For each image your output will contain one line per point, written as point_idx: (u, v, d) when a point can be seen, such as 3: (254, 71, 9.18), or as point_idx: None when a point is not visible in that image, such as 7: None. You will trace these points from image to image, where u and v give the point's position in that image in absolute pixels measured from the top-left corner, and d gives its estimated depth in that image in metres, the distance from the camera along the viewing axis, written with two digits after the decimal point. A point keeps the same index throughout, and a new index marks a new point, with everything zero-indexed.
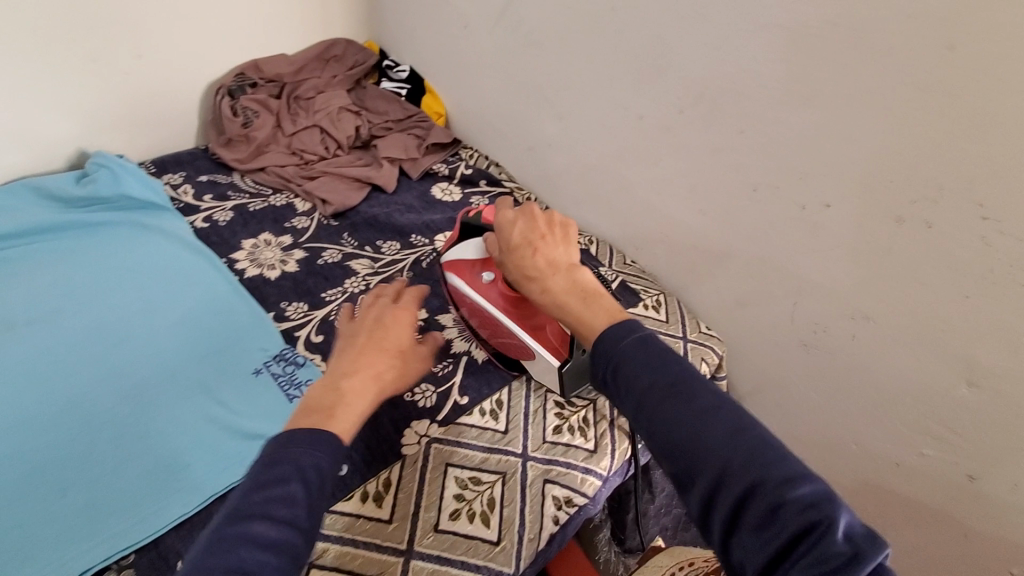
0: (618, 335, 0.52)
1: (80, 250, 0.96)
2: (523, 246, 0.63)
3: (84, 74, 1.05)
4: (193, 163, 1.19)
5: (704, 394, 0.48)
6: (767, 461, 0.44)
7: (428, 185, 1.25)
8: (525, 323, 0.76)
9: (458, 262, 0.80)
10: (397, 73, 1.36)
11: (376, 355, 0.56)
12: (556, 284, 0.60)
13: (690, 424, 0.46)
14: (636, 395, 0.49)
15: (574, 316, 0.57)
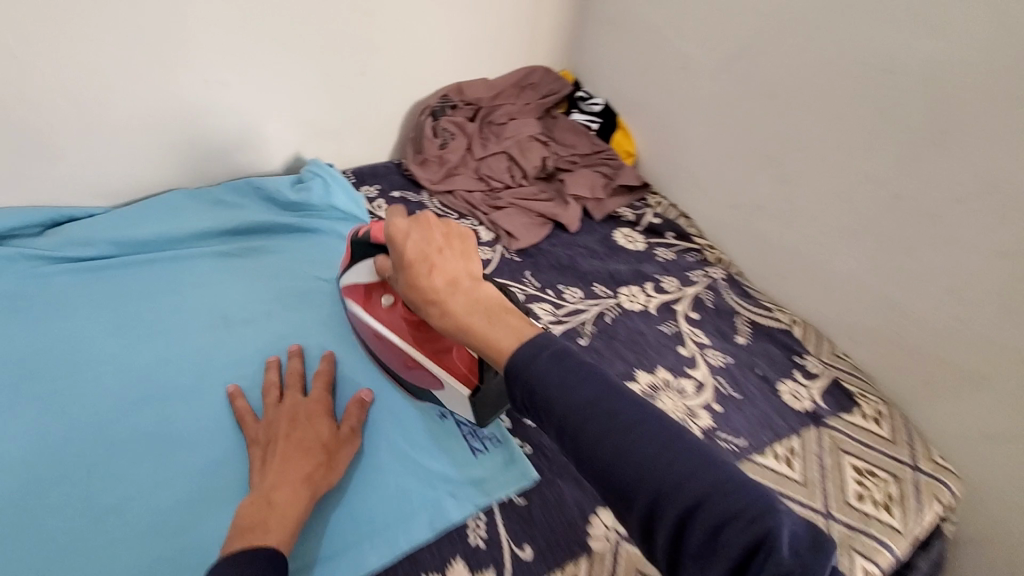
0: (534, 352, 0.51)
1: (290, 254, 1.00)
2: (422, 263, 0.60)
3: (315, 86, 1.07)
4: (388, 177, 1.21)
5: (615, 406, 0.48)
6: (712, 479, 0.43)
7: (609, 230, 1.17)
8: (426, 349, 0.76)
9: (356, 286, 0.83)
10: (591, 106, 1.30)
11: (300, 456, 0.66)
12: (454, 306, 0.58)
13: (636, 448, 0.45)
14: (555, 410, 0.48)
15: (473, 334, 0.56)
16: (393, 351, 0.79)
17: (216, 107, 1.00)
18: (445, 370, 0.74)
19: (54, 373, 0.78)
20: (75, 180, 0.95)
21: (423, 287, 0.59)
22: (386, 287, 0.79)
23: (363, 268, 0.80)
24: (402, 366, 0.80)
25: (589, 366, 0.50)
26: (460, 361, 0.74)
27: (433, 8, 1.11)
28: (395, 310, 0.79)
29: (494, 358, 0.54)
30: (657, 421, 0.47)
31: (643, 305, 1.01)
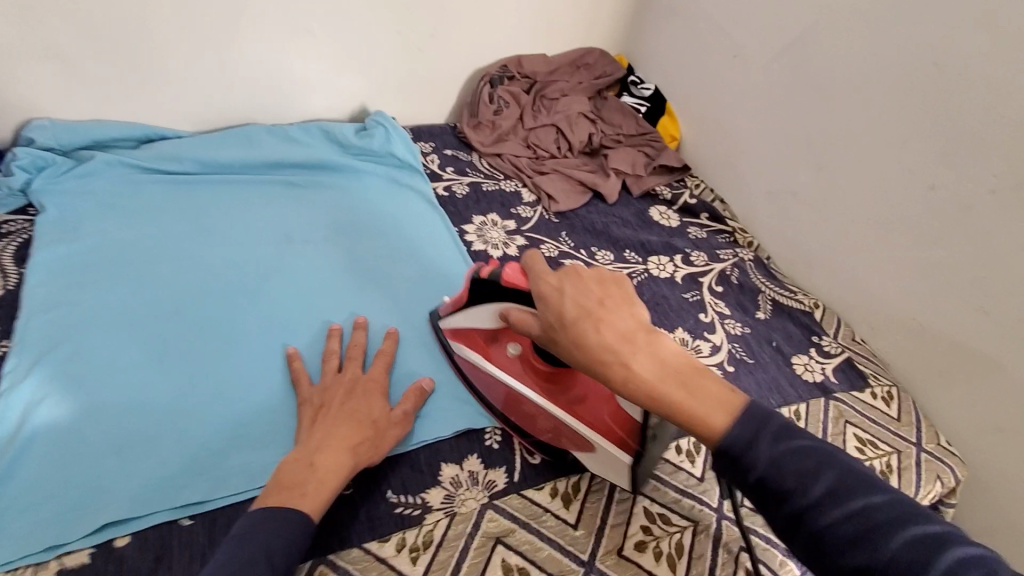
0: (745, 431, 0.51)
1: (348, 191, 1.09)
2: (585, 318, 0.57)
3: (390, 44, 1.17)
4: (442, 137, 1.30)
5: (790, 448, 0.50)
6: (912, 519, 0.45)
7: (646, 205, 1.22)
8: (558, 400, 0.72)
9: (472, 332, 0.78)
10: (642, 90, 1.36)
11: (350, 426, 0.66)
12: (641, 364, 0.55)
13: (856, 498, 0.47)
14: (750, 460, 0.51)
15: (670, 408, 0.54)
16: (527, 410, 0.74)
17: (299, 52, 1.10)
18: (591, 428, 0.69)
19: (139, 260, 0.89)
20: (170, 104, 1.06)
21: (593, 350, 0.56)
22: (513, 335, 0.74)
23: (476, 316, 0.75)
24: (524, 420, 0.75)
25: (758, 410, 0.53)
26: (601, 417, 0.69)
27: None
28: (521, 359, 0.75)
29: (695, 428, 0.54)
30: (850, 464, 0.49)
31: (669, 274, 1.06)
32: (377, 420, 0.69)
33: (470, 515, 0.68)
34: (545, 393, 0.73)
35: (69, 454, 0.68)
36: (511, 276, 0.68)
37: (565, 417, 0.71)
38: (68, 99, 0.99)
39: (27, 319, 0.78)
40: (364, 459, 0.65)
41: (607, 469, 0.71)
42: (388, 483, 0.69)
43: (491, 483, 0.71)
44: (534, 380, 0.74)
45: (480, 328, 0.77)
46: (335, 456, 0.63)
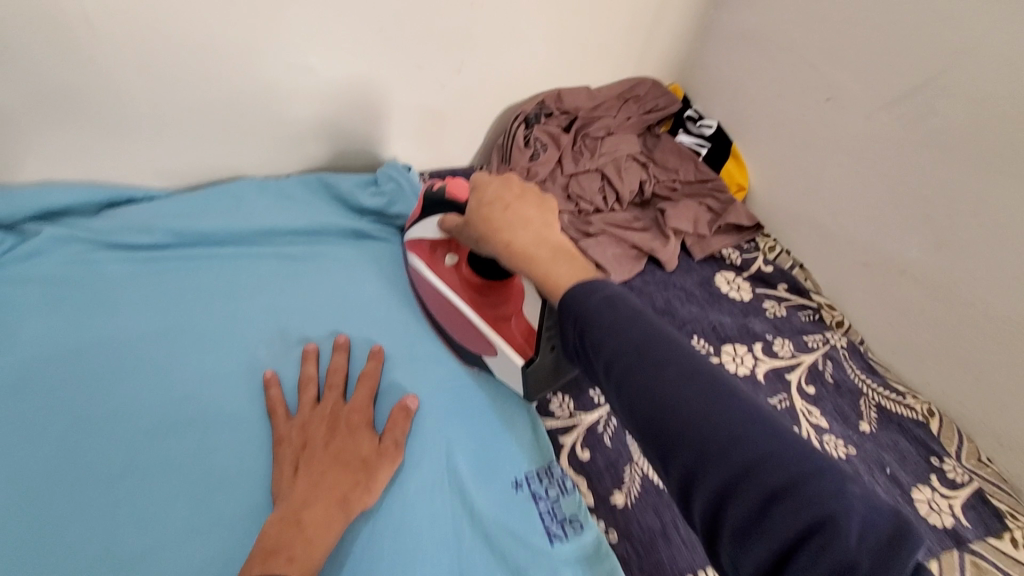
0: (586, 293, 0.51)
1: (357, 264, 0.90)
2: (489, 205, 0.63)
3: (408, 82, 0.97)
4: (468, 185, 1.10)
5: (681, 358, 0.45)
6: (782, 453, 0.38)
7: (710, 272, 1.03)
8: (484, 309, 0.76)
9: (421, 242, 0.81)
10: (702, 128, 1.15)
11: (339, 474, 0.60)
12: (522, 239, 0.60)
13: (694, 407, 0.42)
14: (618, 347, 0.46)
15: (543, 273, 0.58)
16: (438, 293, 0.80)
17: (297, 95, 0.91)
18: (504, 340, 0.72)
19: (92, 375, 0.70)
20: (143, 159, 0.87)
21: (499, 232, 0.61)
22: (452, 245, 0.78)
23: (430, 226, 0.78)
24: (443, 315, 0.80)
25: (628, 307, 0.49)
26: (517, 327, 0.73)
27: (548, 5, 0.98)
28: (457, 271, 0.79)
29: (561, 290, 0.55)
30: (669, 351, 0.46)
31: (748, 370, 0.87)
32: (369, 461, 0.62)
33: None
34: (476, 301, 0.76)
35: None
36: (453, 188, 0.73)
37: (482, 324, 0.75)
38: (13, 159, 0.80)
39: None
40: (355, 508, 0.59)
41: (510, 376, 0.74)
42: None
43: None
44: (467, 284, 0.77)
45: (428, 238, 0.80)
46: (323, 515, 0.56)
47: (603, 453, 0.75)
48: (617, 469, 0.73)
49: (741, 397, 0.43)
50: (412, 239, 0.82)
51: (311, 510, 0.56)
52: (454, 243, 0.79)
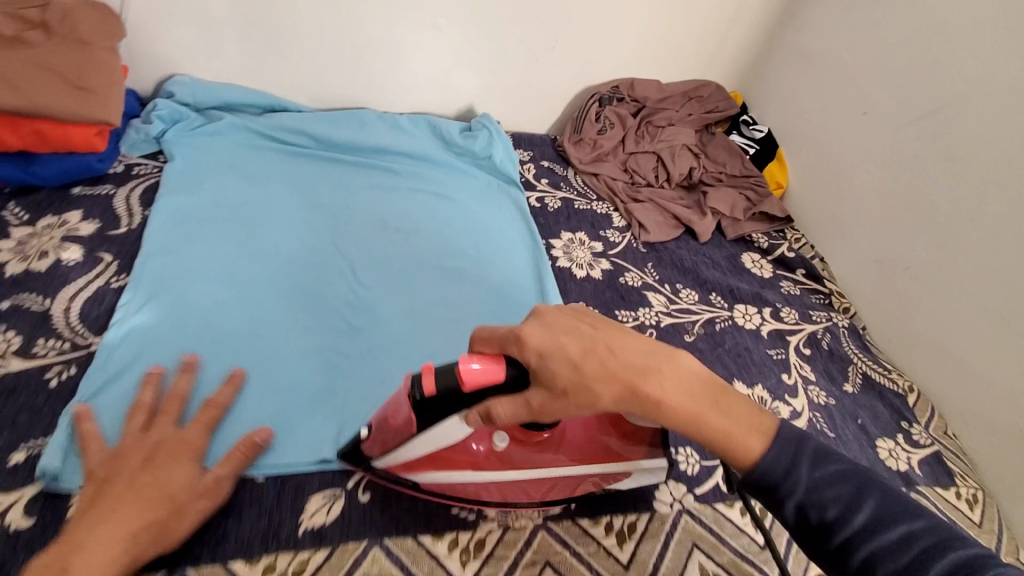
0: (747, 431, 0.51)
1: (445, 186, 1.11)
2: (594, 359, 0.50)
3: (511, 52, 1.18)
4: (541, 147, 1.29)
5: (832, 469, 0.48)
6: (936, 548, 0.43)
7: (739, 250, 1.17)
8: (548, 453, 0.64)
9: (411, 462, 0.62)
10: (754, 131, 1.31)
11: (136, 507, 0.54)
12: (672, 390, 0.50)
13: (872, 521, 0.45)
14: (790, 487, 0.48)
15: (712, 429, 0.50)
16: (487, 491, 0.65)
17: (422, 47, 1.13)
18: (595, 467, 0.65)
19: (244, 220, 0.93)
20: (298, 78, 1.11)
21: (606, 393, 0.50)
22: (486, 432, 0.61)
23: (436, 438, 0.58)
24: (470, 495, 0.65)
25: (790, 430, 0.51)
26: (580, 431, 0.65)
27: (636, 4, 1.18)
28: (495, 451, 0.62)
29: (738, 459, 0.50)
30: (838, 476, 0.48)
31: (755, 326, 1.01)
32: (176, 509, 0.56)
33: (522, 534, 0.67)
34: (544, 458, 0.63)
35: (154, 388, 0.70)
36: (481, 376, 0.53)
37: (574, 467, 0.64)
38: (210, 57, 1.04)
39: (144, 257, 0.82)
40: (153, 544, 0.54)
41: (633, 481, 0.69)
42: None
43: (547, 503, 0.69)
44: (529, 448, 0.63)
45: (434, 446, 0.60)
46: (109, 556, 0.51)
47: None
48: None
49: (875, 482, 0.47)
50: (389, 454, 0.62)
51: (98, 538, 0.51)
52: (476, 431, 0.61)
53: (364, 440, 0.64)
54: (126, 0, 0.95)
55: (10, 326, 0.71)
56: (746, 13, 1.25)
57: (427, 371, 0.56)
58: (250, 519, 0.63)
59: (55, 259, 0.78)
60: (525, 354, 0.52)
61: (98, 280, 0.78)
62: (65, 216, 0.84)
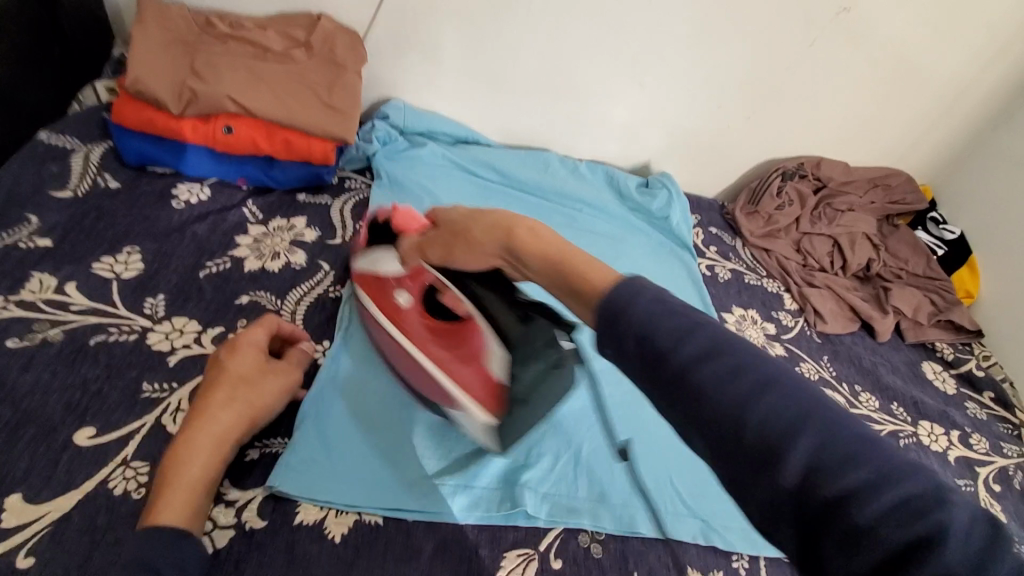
0: (680, 339, 0.39)
1: (621, 240, 1.10)
2: (492, 229, 0.57)
3: (703, 116, 1.17)
4: (709, 212, 1.26)
5: (801, 401, 0.36)
6: (862, 463, 0.34)
7: (919, 358, 1.10)
8: (400, 323, 0.69)
9: (371, 275, 0.72)
10: (944, 231, 1.22)
11: (220, 401, 0.61)
12: (544, 230, 0.53)
13: (774, 413, 0.36)
14: (680, 366, 0.39)
15: (582, 260, 0.49)
16: (405, 364, 0.69)
17: (620, 100, 1.14)
18: (458, 388, 0.63)
19: None
20: (496, 115, 1.16)
21: (489, 242, 0.58)
22: (410, 281, 0.68)
23: (385, 261, 0.70)
24: (394, 353, 0.71)
25: (699, 327, 0.40)
26: (479, 384, 0.63)
27: (849, 84, 1.14)
28: (412, 309, 0.68)
29: (586, 287, 0.47)
30: (800, 397, 0.36)
31: (942, 449, 0.94)
32: (252, 402, 0.62)
33: None
34: (428, 339, 0.67)
35: (370, 413, 0.71)
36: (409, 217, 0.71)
37: (430, 367, 0.66)
38: (424, 87, 1.10)
39: None
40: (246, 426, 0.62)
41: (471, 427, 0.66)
42: (636, 564, 0.67)
43: None
44: (429, 324, 0.68)
45: (378, 270, 0.71)
46: (207, 455, 0.58)
47: None
48: None
49: (825, 405, 0.36)
50: (361, 270, 0.74)
51: (192, 440, 0.58)
52: (409, 274, 0.68)
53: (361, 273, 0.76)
54: (370, 28, 1.02)
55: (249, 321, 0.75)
56: (958, 108, 1.18)
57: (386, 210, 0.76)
58: (455, 567, 0.62)
59: (286, 262, 0.84)
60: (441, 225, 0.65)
61: (319, 288, 0.83)
62: (293, 221, 0.90)
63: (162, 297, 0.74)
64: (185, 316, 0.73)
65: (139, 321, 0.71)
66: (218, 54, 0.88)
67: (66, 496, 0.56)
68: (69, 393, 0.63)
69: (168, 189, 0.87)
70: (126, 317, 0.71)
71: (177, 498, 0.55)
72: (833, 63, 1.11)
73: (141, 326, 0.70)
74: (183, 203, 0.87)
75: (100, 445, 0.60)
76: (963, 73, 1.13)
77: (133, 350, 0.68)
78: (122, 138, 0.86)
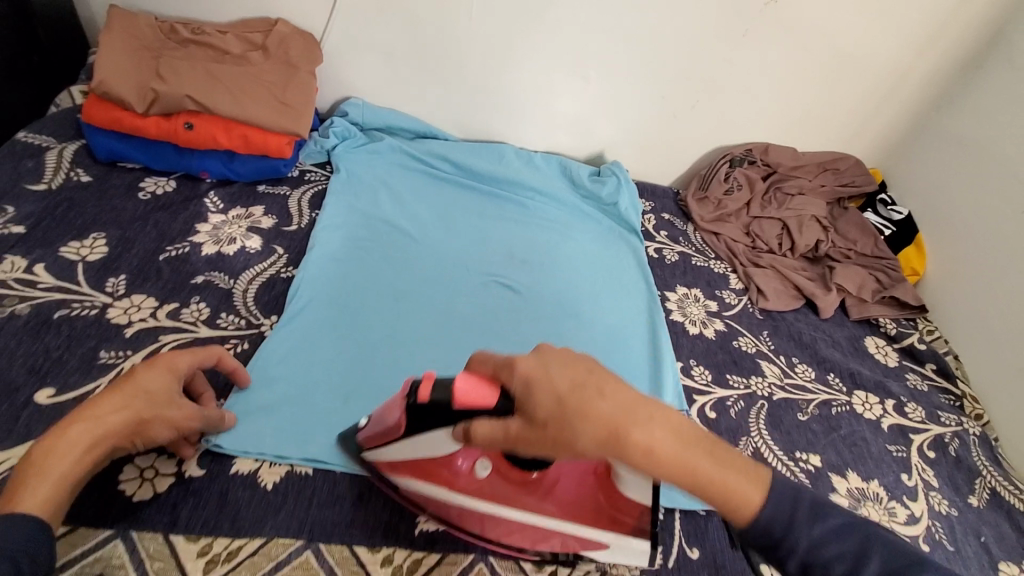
0: (720, 472, 0.47)
1: (570, 225, 1.15)
2: (576, 397, 0.46)
3: (652, 107, 1.23)
4: (663, 200, 1.31)
5: (802, 502, 0.48)
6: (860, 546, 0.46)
7: (862, 333, 1.13)
8: (537, 497, 0.63)
9: (402, 464, 0.64)
10: (892, 212, 1.26)
11: (112, 406, 0.55)
12: (662, 440, 0.46)
13: (801, 528, 0.47)
14: (727, 501, 0.47)
15: (701, 474, 0.47)
16: (484, 520, 0.64)
17: (569, 93, 1.20)
18: (576, 517, 0.62)
19: (386, 233, 1.02)
20: (452, 109, 1.22)
21: (585, 441, 0.45)
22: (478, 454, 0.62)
23: (416, 448, 0.60)
24: (456, 518, 0.66)
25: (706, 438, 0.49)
26: (573, 483, 0.63)
27: (789, 71, 1.18)
28: (476, 477, 0.63)
29: (733, 508, 0.48)
30: (802, 499, 0.48)
31: (875, 417, 0.97)
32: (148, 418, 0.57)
33: None
34: (518, 496, 0.63)
35: (308, 381, 0.78)
36: (469, 394, 0.52)
37: (550, 524, 0.62)
38: (382, 85, 1.17)
39: (316, 253, 0.93)
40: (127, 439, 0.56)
41: (624, 556, 0.64)
42: None
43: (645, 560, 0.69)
44: (510, 481, 0.63)
45: (393, 454, 0.63)
46: (75, 442, 0.53)
47: (728, 420, 0.89)
48: (735, 435, 0.88)
49: (822, 503, 0.48)
50: (380, 458, 0.65)
51: (69, 437, 0.52)
52: (459, 452, 0.61)
53: (365, 425, 0.67)
54: (326, 31, 1.09)
55: (202, 299, 0.82)
56: (899, 92, 1.22)
57: (427, 377, 0.57)
58: (374, 512, 0.67)
59: (241, 246, 0.91)
60: (513, 381, 0.50)
61: (272, 270, 0.90)
62: (250, 210, 0.97)
63: (122, 277, 0.81)
64: (144, 293, 0.80)
65: (102, 297, 0.78)
66: (180, 57, 0.96)
67: (20, 446, 0.63)
68: (32, 359, 0.70)
69: (136, 182, 0.95)
70: (87, 294, 0.78)
71: (25, 497, 0.49)
72: (769, 51, 1.15)
73: (101, 301, 0.77)
74: (149, 194, 0.94)
75: (57, 404, 0.67)
76: (897, 57, 1.17)
77: (94, 322, 0.75)
78: (94, 136, 0.94)
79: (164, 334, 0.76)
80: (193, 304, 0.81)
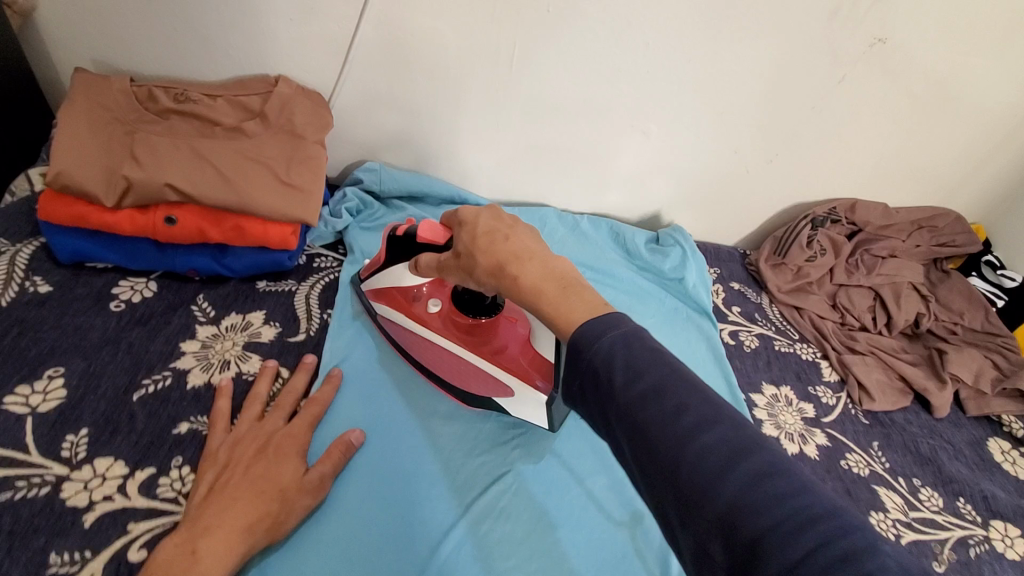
0: (593, 334, 0.41)
1: (630, 309, 0.97)
2: (488, 237, 0.52)
3: (721, 162, 1.04)
4: (730, 264, 1.12)
5: (734, 435, 0.35)
6: (796, 505, 0.31)
7: (984, 434, 0.94)
8: (479, 345, 0.73)
9: (390, 290, 0.77)
10: (1003, 278, 1.08)
11: (249, 491, 0.57)
12: (528, 272, 0.48)
13: (715, 465, 0.34)
14: (634, 423, 0.37)
15: (549, 309, 0.46)
16: (422, 350, 0.76)
17: (623, 150, 1.02)
18: (492, 364, 0.71)
19: None
20: (485, 170, 1.03)
21: (481, 264, 0.52)
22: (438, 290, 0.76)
23: (391, 271, 0.74)
24: (409, 346, 0.77)
25: (641, 345, 0.40)
26: (517, 345, 0.72)
27: (885, 119, 0.99)
28: (442, 315, 0.75)
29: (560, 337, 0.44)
30: (725, 430, 0.35)
31: (1019, 557, 0.78)
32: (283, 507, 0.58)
33: None
34: (461, 338, 0.74)
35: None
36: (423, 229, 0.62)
37: (471, 359, 0.72)
38: (403, 145, 0.99)
39: (328, 377, 0.74)
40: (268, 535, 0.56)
41: (526, 413, 0.70)
42: None
43: None
44: (460, 322, 0.75)
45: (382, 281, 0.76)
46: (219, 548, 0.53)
47: None
48: None
49: (773, 452, 0.35)
50: (371, 286, 0.79)
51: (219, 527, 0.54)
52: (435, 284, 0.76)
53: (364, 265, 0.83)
54: (338, 88, 0.91)
55: (186, 459, 0.64)
56: (1014, 141, 1.03)
57: (409, 220, 0.71)
58: None
59: (237, 373, 0.73)
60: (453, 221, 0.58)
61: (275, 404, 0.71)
62: (249, 317, 0.79)
63: (85, 432, 0.63)
64: (110, 455, 0.62)
65: (52, 467, 0.60)
66: (160, 133, 0.78)
67: None
68: None
69: (108, 288, 0.77)
70: (38, 466, 0.60)
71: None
72: (866, 98, 0.96)
73: (55, 474, 0.60)
74: (124, 304, 0.76)
75: None
76: (1018, 101, 0.98)
77: (42, 508, 0.57)
78: (52, 234, 0.76)
79: (134, 522, 0.58)
80: (175, 470, 0.63)
